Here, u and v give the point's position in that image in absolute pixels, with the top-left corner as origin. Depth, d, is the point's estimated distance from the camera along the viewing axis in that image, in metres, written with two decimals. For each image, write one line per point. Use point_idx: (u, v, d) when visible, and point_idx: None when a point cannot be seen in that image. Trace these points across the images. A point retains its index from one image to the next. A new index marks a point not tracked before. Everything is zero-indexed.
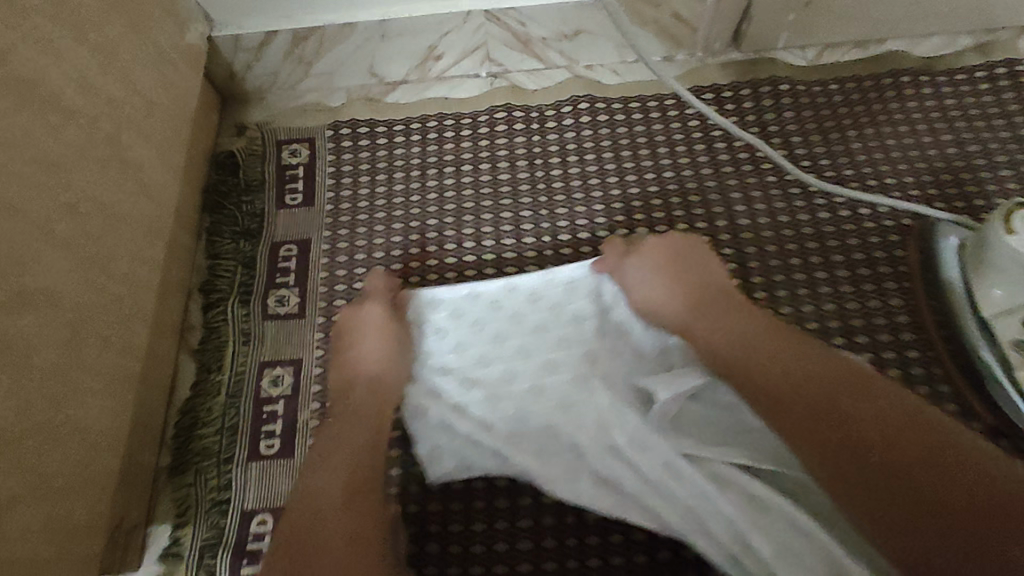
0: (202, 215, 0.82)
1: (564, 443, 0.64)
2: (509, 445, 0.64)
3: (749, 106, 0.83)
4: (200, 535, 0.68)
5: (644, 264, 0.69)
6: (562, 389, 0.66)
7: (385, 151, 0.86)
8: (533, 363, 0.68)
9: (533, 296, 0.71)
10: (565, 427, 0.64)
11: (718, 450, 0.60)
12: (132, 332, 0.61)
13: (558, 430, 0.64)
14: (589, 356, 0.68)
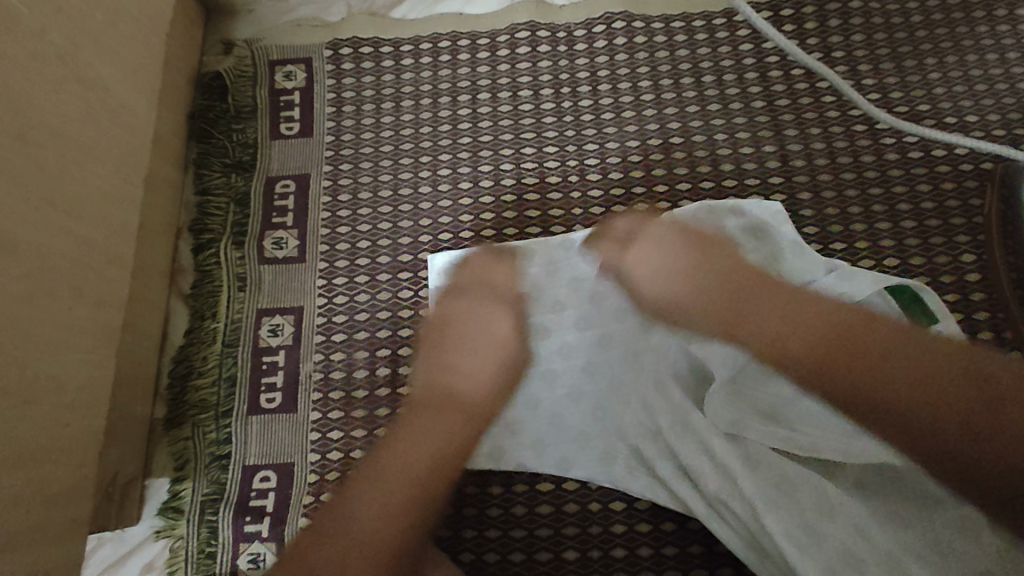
0: (189, 145, 0.74)
1: (604, 423, 0.61)
2: (548, 426, 0.62)
3: (811, 27, 0.73)
4: (201, 490, 0.63)
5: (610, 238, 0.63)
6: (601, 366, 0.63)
7: (392, 75, 0.76)
8: (558, 343, 0.64)
9: (553, 268, 0.66)
10: (608, 407, 0.61)
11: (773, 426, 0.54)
12: (108, 280, 0.55)
13: (606, 408, 0.61)
14: (630, 335, 0.63)
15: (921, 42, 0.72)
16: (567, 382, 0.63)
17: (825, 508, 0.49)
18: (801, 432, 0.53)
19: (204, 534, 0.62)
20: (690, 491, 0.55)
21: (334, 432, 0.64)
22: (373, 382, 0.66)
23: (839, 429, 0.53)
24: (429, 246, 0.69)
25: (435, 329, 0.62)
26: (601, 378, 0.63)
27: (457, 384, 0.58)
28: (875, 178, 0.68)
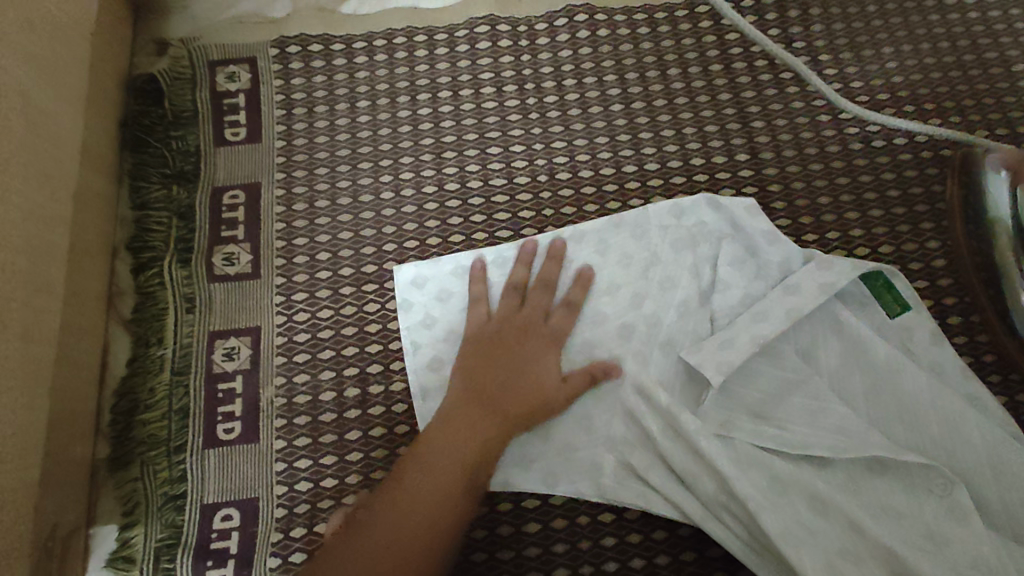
0: (121, 155, 0.67)
1: (593, 434, 0.58)
2: (535, 442, 0.58)
3: (772, 20, 0.73)
4: (154, 535, 0.57)
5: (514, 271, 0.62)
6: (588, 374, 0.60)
7: (345, 74, 0.71)
8: None
9: (523, 272, 0.63)
10: (597, 414, 0.58)
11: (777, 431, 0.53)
12: (36, 310, 0.49)
13: (592, 419, 0.58)
14: (612, 340, 0.61)
15: (878, 32, 0.72)
16: None
17: (814, 511, 0.50)
18: (795, 438, 0.53)
19: None
20: (688, 499, 0.53)
21: (301, 461, 0.59)
22: (341, 404, 0.61)
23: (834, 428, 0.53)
24: (394, 254, 0.65)
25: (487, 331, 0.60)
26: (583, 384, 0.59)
27: (496, 390, 0.57)
28: (842, 168, 0.68)
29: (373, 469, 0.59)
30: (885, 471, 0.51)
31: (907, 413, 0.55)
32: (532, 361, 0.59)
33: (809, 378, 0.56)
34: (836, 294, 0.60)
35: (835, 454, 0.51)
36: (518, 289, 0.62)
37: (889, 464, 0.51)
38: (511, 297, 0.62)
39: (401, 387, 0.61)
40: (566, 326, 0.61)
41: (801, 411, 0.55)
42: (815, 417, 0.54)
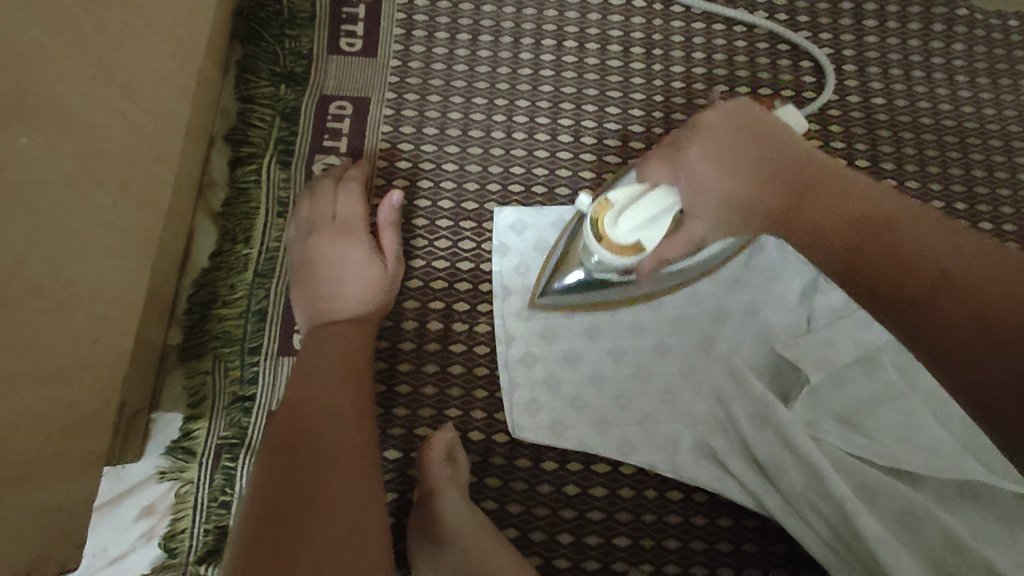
0: (232, 44, 0.65)
1: (674, 410, 0.58)
2: (615, 408, 0.58)
3: (915, 28, 0.70)
4: (218, 432, 0.56)
5: (348, 191, 0.61)
6: (680, 351, 0.60)
7: (471, 4, 0.69)
8: (621, 320, 0.60)
9: None
10: (683, 393, 0.59)
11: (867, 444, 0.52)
12: (153, 178, 0.47)
13: (675, 396, 0.59)
14: (705, 321, 0.60)
15: (1019, 62, 0.70)
16: (635, 360, 0.59)
17: (903, 524, 0.48)
18: (885, 451, 0.52)
19: (219, 481, 0.55)
20: (768, 489, 0.53)
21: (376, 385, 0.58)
22: (422, 336, 0.60)
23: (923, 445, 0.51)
24: (497, 196, 0.63)
25: (302, 270, 0.59)
26: (672, 361, 0.59)
27: (313, 352, 0.54)
28: (962, 193, 0.66)
29: (448, 406, 0.58)
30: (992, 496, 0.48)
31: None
32: (336, 273, 0.59)
33: (904, 392, 0.55)
34: None
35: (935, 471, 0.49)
36: (349, 225, 0.60)
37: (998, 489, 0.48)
38: (347, 233, 0.60)
39: (486, 330, 0.60)
40: (355, 245, 0.60)
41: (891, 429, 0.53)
42: (902, 433, 0.53)
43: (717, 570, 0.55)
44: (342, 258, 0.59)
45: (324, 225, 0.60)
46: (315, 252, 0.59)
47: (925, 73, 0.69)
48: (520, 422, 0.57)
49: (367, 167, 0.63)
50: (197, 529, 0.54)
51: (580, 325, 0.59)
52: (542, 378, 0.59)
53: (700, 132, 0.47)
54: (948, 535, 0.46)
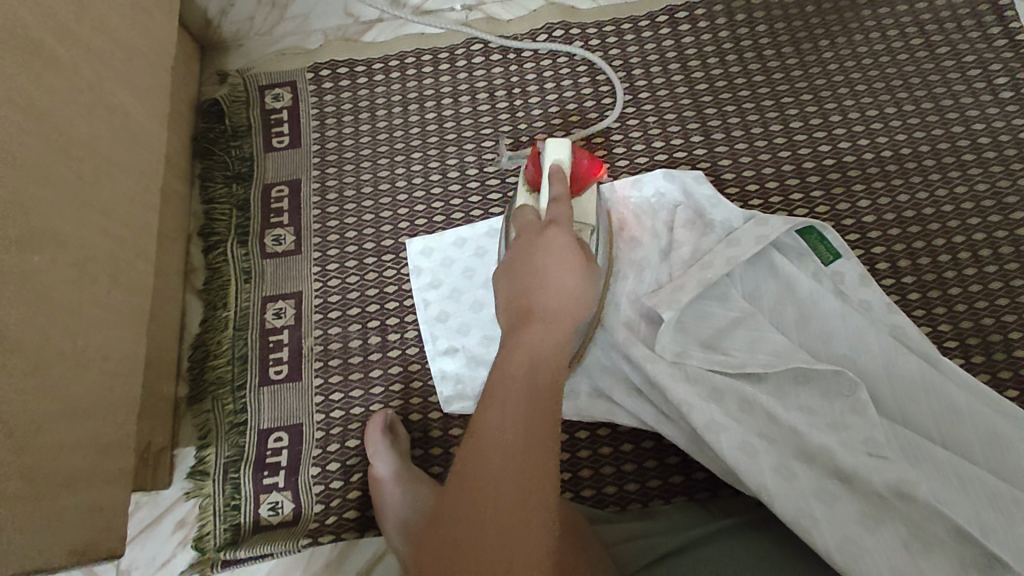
0: (193, 162, 0.85)
1: None
2: None
3: (722, 22, 0.86)
4: (223, 453, 0.72)
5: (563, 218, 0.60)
6: None
7: (366, 90, 0.88)
8: None
9: None
10: None
11: (725, 355, 0.62)
12: (137, 270, 0.66)
13: None
14: None
15: (816, 28, 0.84)
16: None
17: (741, 409, 0.59)
18: (735, 361, 0.62)
19: (229, 490, 0.71)
20: (645, 408, 0.65)
21: (335, 394, 0.74)
22: (366, 349, 0.76)
23: (765, 353, 0.62)
24: (407, 231, 0.81)
25: (522, 248, 0.59)
26: None
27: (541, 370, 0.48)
28: (784, 143, 0.79)
29: (392, 398, 0.74)
30: (811, 380, 0.59)
31: (847, 347, 0.62)
32: (548, 282, 0.55)
33: (752, 314, 0.66)
34: (773, 245, 0.70)
35: (767, 370, 0.60)
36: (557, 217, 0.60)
37: (813, 373, 0.59)
38: (558, 227, 0.59)
39: (414, 334, 0.76)
40: (562, 243, 0.58)
41: (745, 343, 0.64)
42: (747, 344, 0.64)
43: (625, 486, 0.68)
44: (561, 276, 0.56)
45: (553, 248, 0.57)
46: (536, 252, 0.57)
47: (737, 55, 0.84)
48: (450, 398, 0.73)
49: (560, 164, 0.63)
50: (217, 529, 0.70)
51: (488, 316, 0.76)
52: (465, 361, 0.74)
53: (554, 235, 0.59)
54: (771, 414, 0.57)
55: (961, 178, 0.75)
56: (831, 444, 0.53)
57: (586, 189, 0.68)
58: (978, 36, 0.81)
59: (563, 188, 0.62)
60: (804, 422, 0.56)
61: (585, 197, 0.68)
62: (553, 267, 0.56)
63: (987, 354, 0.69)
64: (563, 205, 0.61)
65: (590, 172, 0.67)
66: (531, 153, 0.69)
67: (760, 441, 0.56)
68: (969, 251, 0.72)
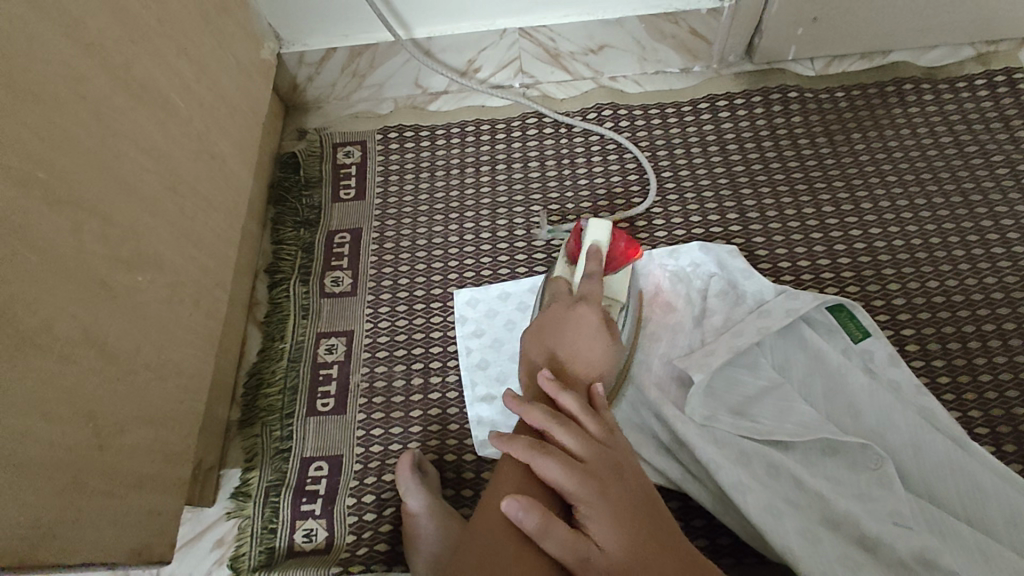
0: (268, 207, 0.94)
1: None
2: None
3: (760, 111, 0.93)
4: (266, 478, 0.76)
5: (592, 297, 0.68)
6: None
7: (428, 153, 0.97)
8: None
9: None
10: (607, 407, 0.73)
11: (754, 422, 0.65)
12: (214, 297, 0.73)
13: None
14: None
15: (848, 122, 0.90)
16: None
17: (770, 474, 0.61)
18: (763, 428, 0.64)
19: (267, 514, 0.74)
20: (672, 465, 0.67)
21: (376, 429, 0.78)
22: (409, 389, 0.80)
23: (792, 423, 0.64)
24: (456, 282, 0.87)
25: (554, 319, 0.67)
26: None
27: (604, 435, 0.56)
28: (816, 225, 0.84)
29: (429, 438, 0.78)
30: (838, 451, 0.62)
31: (873, 421, 0.64)
32: (578, 356, 0.64)
33: (781, 385, 0.68)
34: (804, 319, 0.73)
35: (794, 438, 0.62)
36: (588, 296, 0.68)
37: (840, 445, 0.61)
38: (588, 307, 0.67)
39: (454, 378, 0.81)
40: (590, 321, 0.66)
41: (774, 411, 0.66)
42: (775, 412, 0.66)
43: None
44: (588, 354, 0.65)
45: (583, 328, 0.66)
46: (567, 329, 0.66)
47: (773, 142, 0.90)
48: (484, 442, 0.76)
49: (598, 246, 0.72)
50: (252, 551, 0.73)
51: None
52: (501, 409, 0.78)
53: (586, 311, 0.67)
54: (798, 480, 0.59)
55: (990, 269, 0.78)
56: (856, 511, 0.56)
57: (620, 269, 0.75)
58: (1006, 138, 0.86)
59: (598, 267, 0.71)
60: (830, 489, 0.58)
61: (618, 277, 0.75)
62: (581, 345, 0.65)
63: (1019, 443, 0.69)
64: (596, 283, 0.70)
65: (625, 254, 0.75)
66: (575, 229, 0.78)
67: (786, 504, 0.58)
68: (999, 340, 0.74)
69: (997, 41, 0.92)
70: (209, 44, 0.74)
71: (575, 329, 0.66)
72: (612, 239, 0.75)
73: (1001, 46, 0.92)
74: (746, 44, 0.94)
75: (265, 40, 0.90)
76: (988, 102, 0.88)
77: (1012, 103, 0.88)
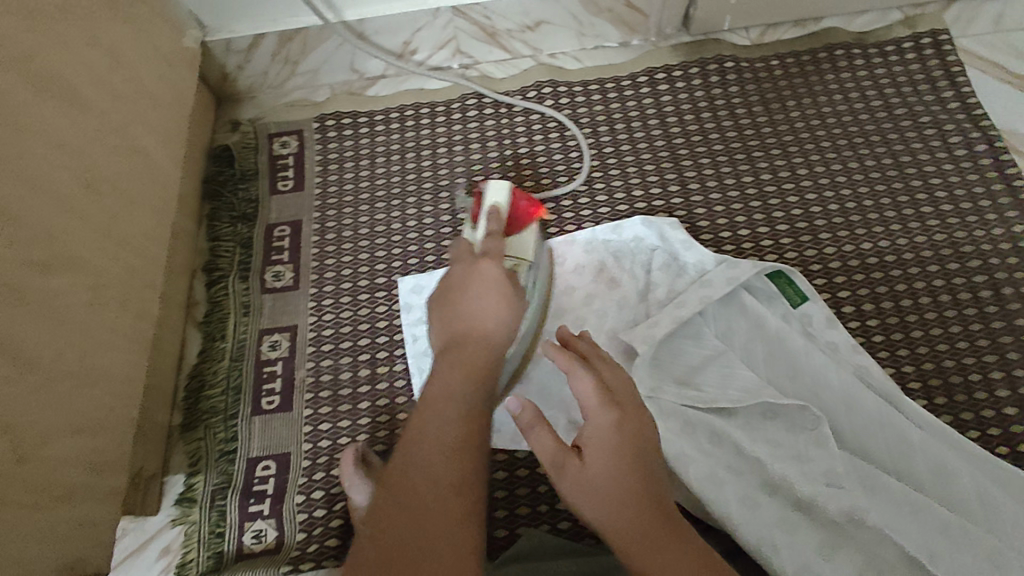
0: (202, 202, 0.91)
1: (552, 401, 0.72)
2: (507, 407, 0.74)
3: (698, 83, 0.93)
4: (212, 481, 0.74)
5: (494, 253, 0.64)
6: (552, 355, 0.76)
7: (367, 139, 0.94)
8: None
9: None
10: None
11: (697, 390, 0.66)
12: (144, 299, 0.70)
13: None
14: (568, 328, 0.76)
15: (784, 90, 0.91)
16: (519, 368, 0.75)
17: (712, 442, 0.61)
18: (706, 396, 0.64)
19: (215, 517, 0.72)
20: None
21: (324, 424, 0.77)
22: (356, 381, 0.79)
23: (734, 390, 0.65)
24: (400, 270, 0.85)
25: (455, 279, 0.61)
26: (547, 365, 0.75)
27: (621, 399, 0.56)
28: (756, 193, 0.84)
29: (378, 429, 0.77)
30: (777, 415, 0.62)
31: (811, 383, 0.65)
32: (478, 312, 0.57)
33: (723, 352, 0.69)
34: (744, 286, 0.74)
35: (736, 404, 0.63)
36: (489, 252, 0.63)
37: (780, 409, 0.62)
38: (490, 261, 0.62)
39: (402, 367, 0.79)
40: (492, 273, 0.61)
41: (717, 378, 0.67)
42: (718, 379, 0.67)
43: None
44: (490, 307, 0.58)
45: (485, 283, 0.60)
46: (467, 286, 0.60)
47: (712, 113, 0.90)
48: None
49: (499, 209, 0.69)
50: (200, 556, 0.71)
51: None
52: None
53: (485, 266, 0.61)
54: (738, 448, 0.60)
55: (921, 228, 0.80)
56: (791, 475, 0.57)
57: (525, 228, 0.72)
58: (933, 99, 0.87)
59: (497, 227, 0.67)
60: (768, 454, 0.59)
61: (523, 236, 0.72)
62: (483, 299, 0.59)
63: (949, 395, 0.72)
64: (497, 238, 0.66)
65: (528, 213, 0.72)
66: (478, 195, 0.75)
67: (727, 472, 0.59)
68: (930, 297, 0.76)
69: (924, 4, 0.94)
70: (123, 33, 0.70)
71: (474, 285, 0.60)
72: (512, 199, 0.73)
73: (928, 8, 0.94)
74: (683, 16, 0.93)
75: (187, 29, 0.86)
76: (916, 65, 0.90)
77: (938, 64, 0.90)
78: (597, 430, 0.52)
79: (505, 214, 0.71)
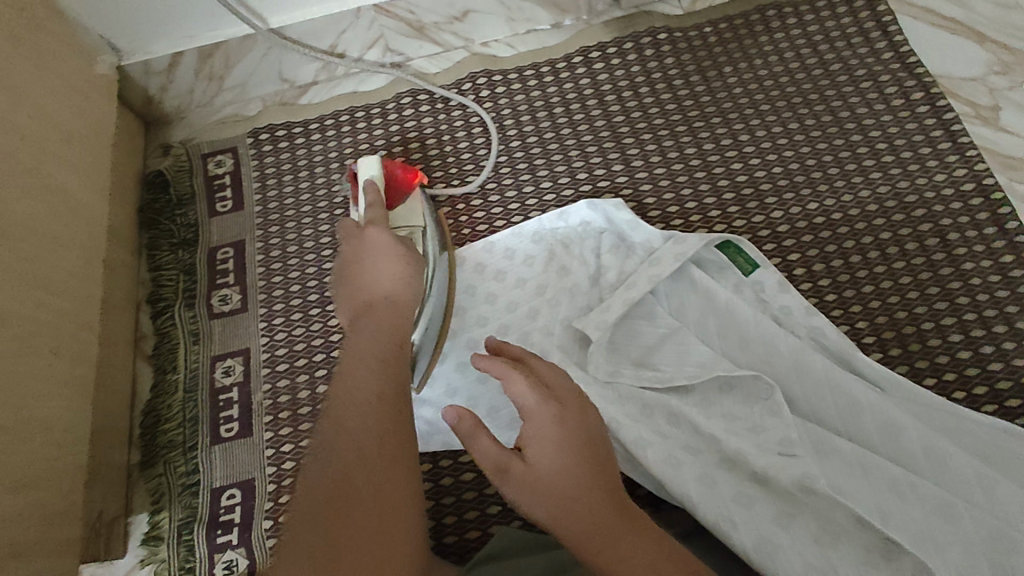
0: (140, 232, 0.88)
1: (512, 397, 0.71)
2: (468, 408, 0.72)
3: (633, 58, 0.91)
4: (176, 516, 0.73)
5: (377, 221, 0.70)
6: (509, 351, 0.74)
7: (304, 150, 0.92)
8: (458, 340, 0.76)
9: None
10: None
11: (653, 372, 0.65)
12: (79, 342, 0.68)
13: None
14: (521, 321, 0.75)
15: (719, 56, 0.90)
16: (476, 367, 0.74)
17: (670, 423, 0.61)
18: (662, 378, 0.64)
19: (183, 552, 0.71)
20: None
21: (286, 446, 0.75)
22: (314, 398, 0.77)
23: (689, 368, 0.65)
24: None
25: (350, 254, 0.68)
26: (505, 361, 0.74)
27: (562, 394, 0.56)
28: (699, 164, 0.84)
29: None
30: (733, 390, 0.62)
31: (764, 352, 0.65)
32: (376, 277, 0.65)
33: (678, 330, 0.68)
34: (693, 260, 0.73)
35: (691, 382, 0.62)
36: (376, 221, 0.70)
37: (735, 383, 0.62)
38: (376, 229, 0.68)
39: None
40: (378, 240, 0.67)
41: (672, 357, 0.67)
42: (674, 358, 0.66)
43: None
44: (383, 269, 0.65)
45: (376, 250, 0.67)
46: (360, 258, 0.67)
47: (650, 87, 0.89)
48: None
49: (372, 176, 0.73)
50: None
51: None
52: None
53: (373, 234, 0.68)
54: (695, 427, 0.60)
55: (864, 183, 0.80)
56: (745, 448, 0.57)
57: (406, 195, 0.76)
58: (867, 51, 0.87)
59: (375, 199, 0.71)
60: (723, 429, 0.59)
61: (407, 203, 0.75)
62: (377, 264, 0.66)
63: (904, 346, 0.72)
64: (378, 209, 0.70)
65: (405, 180, 0.76)
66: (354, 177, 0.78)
67: (685, 452, 0.59)
68: (878, 251, 0.77)
69: None
70: (24, 69, 0.67)
71: (367, 255, 0.67)
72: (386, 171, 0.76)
73: None
74: None
75: (98, 54, 0.83)
76: (847, 18, 0.89)
77: (869, 15, 0.89)
78: (541, 427, 0.52)
79: (382, 187, 0.74)
